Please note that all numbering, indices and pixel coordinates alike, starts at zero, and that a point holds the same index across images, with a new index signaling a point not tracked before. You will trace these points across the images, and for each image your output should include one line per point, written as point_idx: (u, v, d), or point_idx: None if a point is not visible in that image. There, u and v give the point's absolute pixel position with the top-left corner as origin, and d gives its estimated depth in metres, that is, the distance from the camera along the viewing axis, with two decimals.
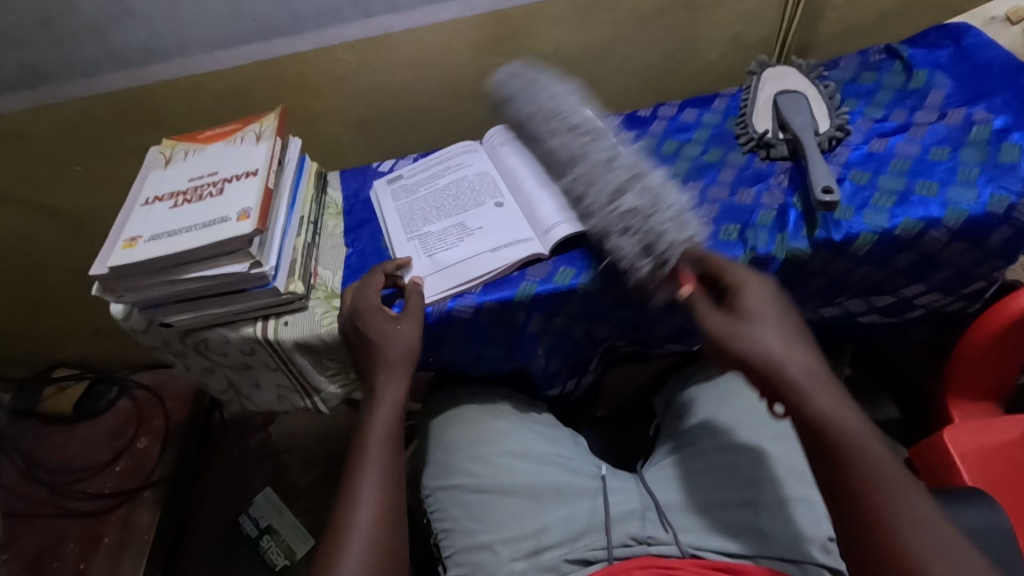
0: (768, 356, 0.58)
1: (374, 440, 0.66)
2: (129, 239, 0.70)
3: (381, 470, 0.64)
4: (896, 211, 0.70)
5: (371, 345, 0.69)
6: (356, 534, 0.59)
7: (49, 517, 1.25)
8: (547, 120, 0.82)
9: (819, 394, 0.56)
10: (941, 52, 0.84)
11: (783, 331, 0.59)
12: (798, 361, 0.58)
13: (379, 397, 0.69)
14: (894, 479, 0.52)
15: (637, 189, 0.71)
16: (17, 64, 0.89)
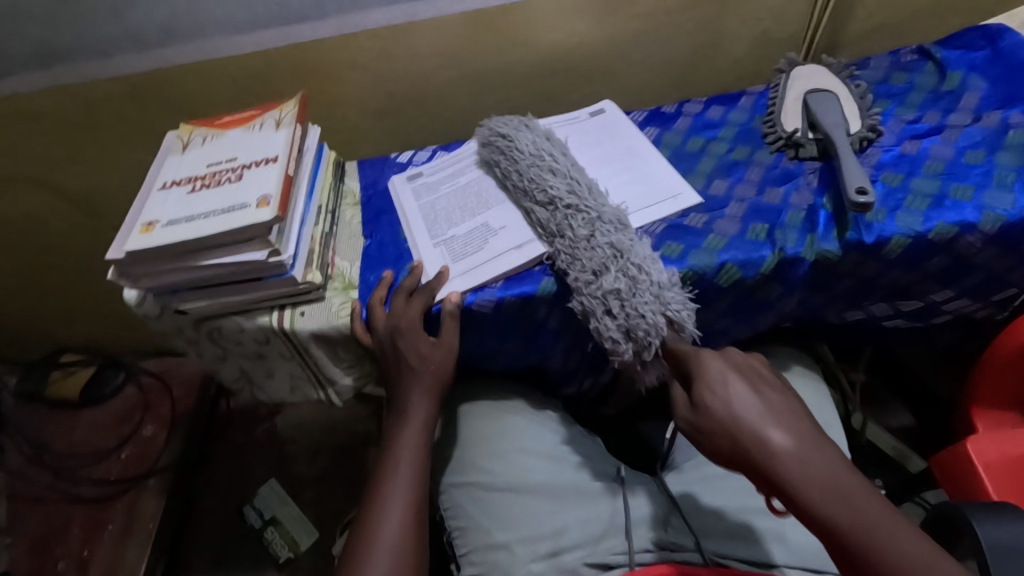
0: (754, 443, 0.50)
1: (402, 455, 0.67)
2: (146, 224, 0.69)
3: (409, 486, 0.65)
4: (930, 214, 0.68)
5: (403, 361, 0.71)
6: (379, 551, 0.59)
7: (54, 501, 1.24)
8: (530, 168, 0.76)
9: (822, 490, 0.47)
10: (976, 53, 0.83)
11: (764, 411, 0.51)
12: (782, 437, 0.50)
13: (408, 413, 0.70)
14: (917, 559, 0.44)
15: (619, 270, 0.66)
16: (34, 42, 0.88)
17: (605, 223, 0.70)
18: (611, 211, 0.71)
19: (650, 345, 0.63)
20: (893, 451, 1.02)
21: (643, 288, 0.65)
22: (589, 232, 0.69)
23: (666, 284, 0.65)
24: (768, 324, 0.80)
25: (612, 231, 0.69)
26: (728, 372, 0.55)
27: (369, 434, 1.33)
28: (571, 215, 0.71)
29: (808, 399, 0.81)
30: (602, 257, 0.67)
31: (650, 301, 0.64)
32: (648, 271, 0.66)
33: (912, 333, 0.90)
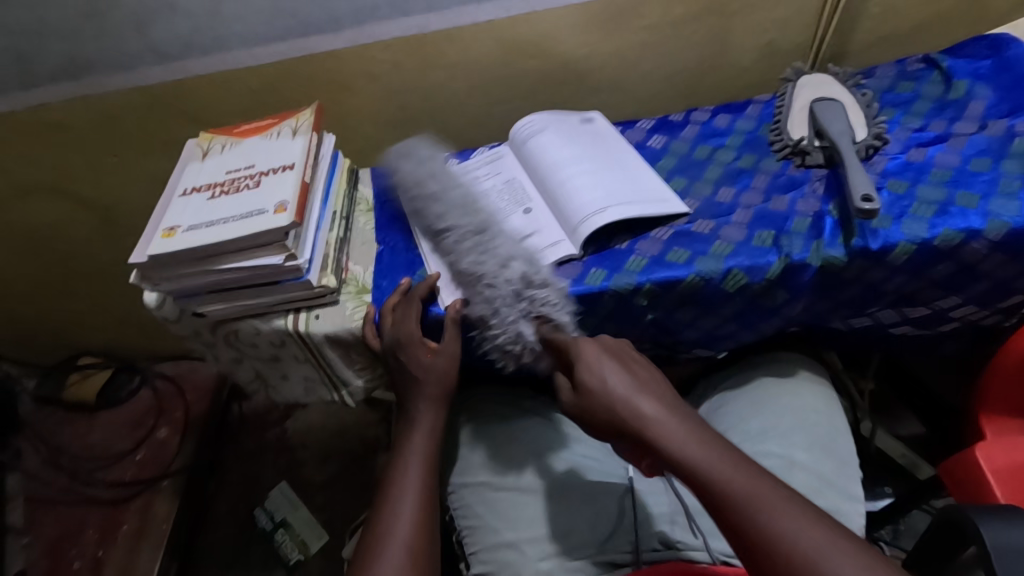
0: (616, 400, 0.58)
1: (410, 461, 0.68)
2: (167, 229, 0.71)
3: (417, 492, 0.66)
4: (936, 221, 0.69)
5: (410, 375, 0.72)
6: (391, 551, 0.60)
7: (70, 503, 1.26)
8: (415, 200, 0.80)
9: (669, 435, 0.54)
10: (981, 62, 0.84)
11: (633, 383, 0.59)
12: (643, 404, 0.57)
13: (415, 422, 0.72)
14: (747, 498, 0.49)
15: (484, 281, 0.70)
16: (61, 55, 0.91)
17: (464, 236, 0.74)
18: (473, 219, 0.75)
19: (524, 348, 0.68)
20: (902, 458, 1.03)
21: (499, 297, 0.69)
22: (460, 254, 0.73)
23: (521, 283, 0.69)
24: (774, 329, 0.81)
25: (467, 240, 0.74)
26: (603, 355, 0.61)
27: (379, 439, 1.34)
28: (447, 236, 0.76)
29: (815, 402, 0.82)
30: (467, 274, 0.71)
31: (507, 297, 0.68)
32: (499, 276, 0.69)
33: (919, 341, 0.90)
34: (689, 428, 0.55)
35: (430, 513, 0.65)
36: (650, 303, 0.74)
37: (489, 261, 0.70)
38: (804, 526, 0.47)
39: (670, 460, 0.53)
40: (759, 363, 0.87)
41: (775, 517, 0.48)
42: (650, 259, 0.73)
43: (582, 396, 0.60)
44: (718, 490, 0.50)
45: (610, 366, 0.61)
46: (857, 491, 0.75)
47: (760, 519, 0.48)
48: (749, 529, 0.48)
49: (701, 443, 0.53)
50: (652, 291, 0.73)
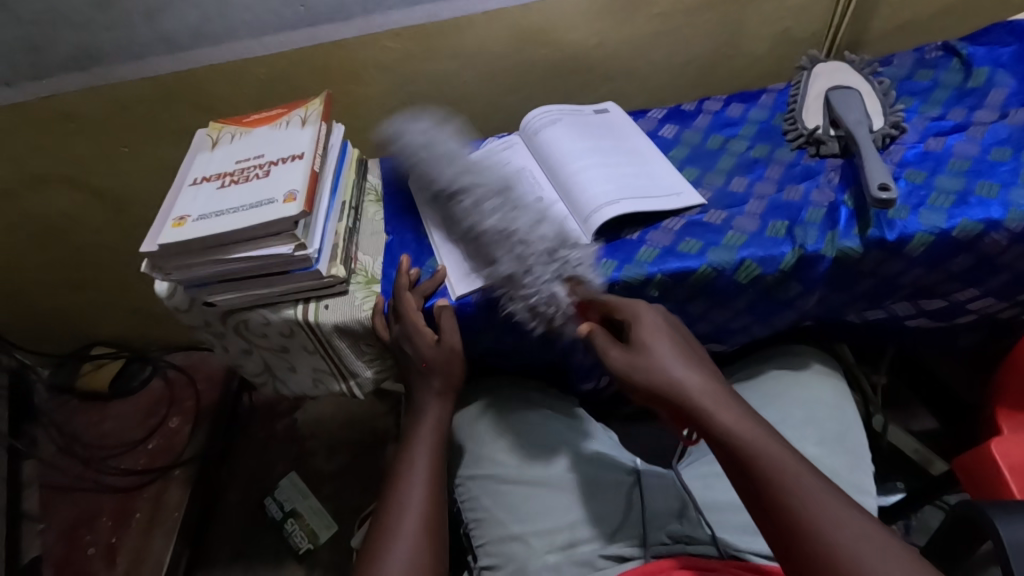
0: (670, 369, 0.57)
1: (415, 452, 0.69)
2: (178, 218, 0.71)
3: (425, 481, 0.66)
4: (954, 211, 0.68)
5: (411, 366, 0.73)
6: (399, 538, 0.60)
7: (84, 490, 1.28)
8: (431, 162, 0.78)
9: (722, 412, 0.55)
10: (1003, 50, 0.82)
11: (683, 354, 0.59)
12: (698, 376, 0.57)
13: (421, 414, 0.72)
14: (790, 474, 0.51)
15: (523, 237, 0.68)
16: (73, 45, 0.91)
17: (488, 197, 0.72)
18: (493, 180, 0.74)
19: (557, 311, 0.67)
20: (915, 454, 1.02)
21: (531, 257, 0.66)
22: (494, 212, 0.70)
23: (554, 242, 0.68)
24: (787, 322, 0.80)
25: (491, 199, 0.72)
26: (659, 326, 0.62)
27: (387, 430, 1.35)
28: (463, 196, 0.74)
29: (826, 394, 0.81)
30: (495, 235, 0.69)
31: (541, 255, 0.67)
32: (531, 236, 0.68)
33: (935, 334, 0.89)
34: (736, 405, 0.56)
35: (438, 502, 0.65)
36: (661, 293, 0.74)
37: (523, 220, 0.69)
38: (850, 525, 0.48)
39: (719, 434, 0.54)
40: (771, 356, 0.87)
41: (824, 510, 0.49)
42: (661, 249, 0.73)
43: (630, 360, 0.59)
44: (767, 475, 0.51)
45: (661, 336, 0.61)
46: (870, 487, 0.74)
47: (808, 507, 0.49)
48: (796, 523, 0.49)
49: (755, 429, 0.54)
50: (663, 282, 0.72)
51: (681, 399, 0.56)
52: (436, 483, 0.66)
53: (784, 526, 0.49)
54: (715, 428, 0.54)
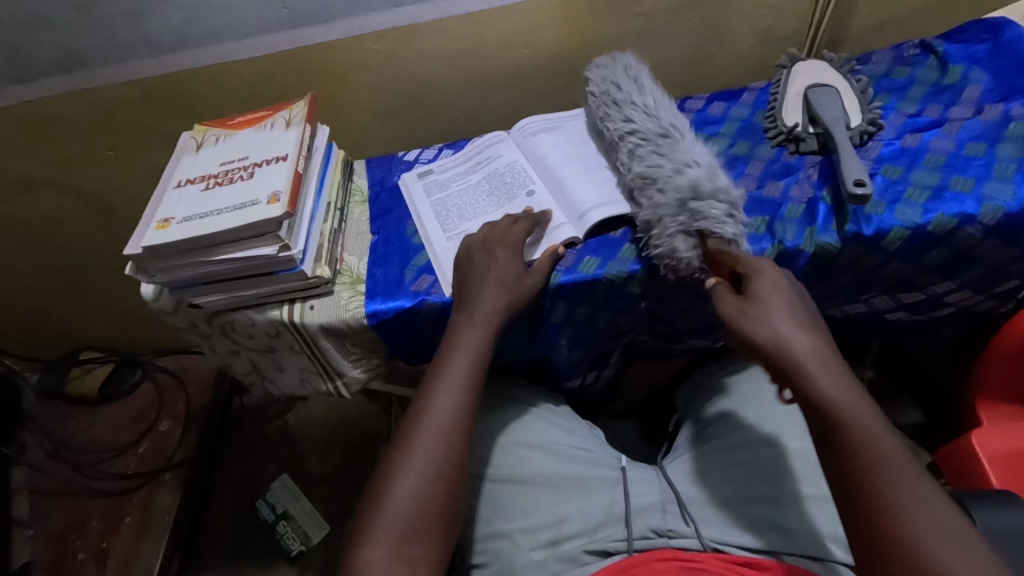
0: (778, 331, 0.56)
1: (452, 367, 0.66)
2: (162, 220, 0.72)
3: (449, 412, 0.63)
4: (929, 206, 0.69)
5: (462, 269, 0.72)
6: (414, 464, 0.60)
7: (73, 496, 1.28)
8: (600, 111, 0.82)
9: (828, 380, 0.54)
10: (978, 46, 0.83)
11: (794, 316, 0.58)
12: (809, 344, 0.56)
13: (467, 324, 0.69)
14: (889, 467, 0.50)
15: (672, 186, 0.70)
16: (55, 49, 0.91)
17: (652, 142, 0.75)
18: (651, 126, 0.76)
19: (683, 257, 0.68)
20: None
21: (664, 206, 0.69)
22: (648, 155, 0.74)
23: (689, 193, 0.69)
24: None
25: (659, 138, 0.75)
26: (769, 292, 0.59)
27: (379, 430, 1.35)
28: (631, 137, 0.77)
29: None
30: (646, 172, 0.72)
31: (672, 208, 0.69)
32: (687, 182, 0.70)
33: (915, 327, 0.90)
34: (844, 381, 0.54)
35: (458, 434, 0.62)
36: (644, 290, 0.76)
37: (664, 166, 0.71)
38: (930, 513, 0.48)
39: (815, 396, 0.53)
40: None
41: (903, 496, 0.48)
42: None
43: (741, 309, 0.59)
44: (859, 449, 0.51)
45: (781, 294, 0.59)
46: None
47: (894, 490, 0.49)
48: (872, 499, 0.49)
49: (857, 396, 0.53)
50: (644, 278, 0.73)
51: (780, 358, 0.56)
52: (460, 415, 0.63)
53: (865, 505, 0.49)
54: (808, 394, 0.54)
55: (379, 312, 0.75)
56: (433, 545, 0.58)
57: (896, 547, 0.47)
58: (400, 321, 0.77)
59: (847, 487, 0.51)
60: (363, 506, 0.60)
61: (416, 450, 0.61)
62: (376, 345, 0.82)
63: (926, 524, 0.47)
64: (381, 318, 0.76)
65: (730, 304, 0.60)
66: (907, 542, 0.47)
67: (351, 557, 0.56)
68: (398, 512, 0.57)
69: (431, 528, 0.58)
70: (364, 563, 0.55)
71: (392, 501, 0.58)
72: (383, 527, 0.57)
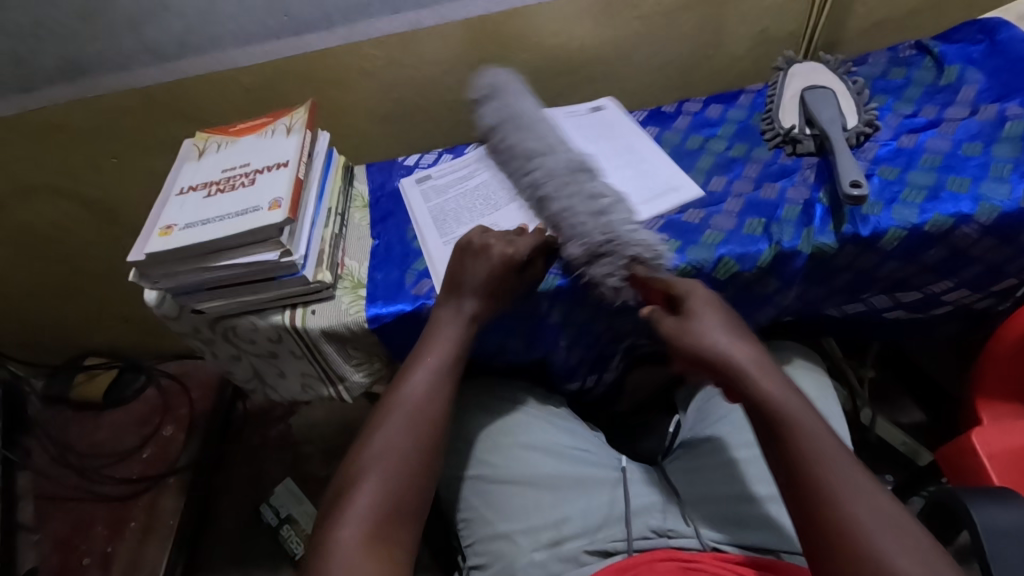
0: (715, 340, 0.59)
1: (415, 378, 0.66)
2: (165, 227, 0.73)
3: (422, 398, 0.65)
4: (926, 206, 0.69)
5: (450, 270, 0.71)
6: (370, 478, 0.59)
7: (78, 500, 1.28)
8: (504, 157, 0.83)
9: (766, 384, 0.56)
10: (974, 47, 0.83)
11: (730, 326, 0.61)
12: (747, 351, 0.59)
13: (435, 336, 0.69)
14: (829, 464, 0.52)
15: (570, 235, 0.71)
16: (59, 57, 0.92)
17: (552, 177, 0.76)
18: (555, 163, 0.77)
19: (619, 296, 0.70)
20: (903, 445, 1.01)
21: (581, 255, 0.70)
22: (558, 201, 0.73)
23: (590, 245, 0.69)
24: (769, 318, 0.82)
25: (560, 177, 0.75)
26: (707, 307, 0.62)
27: None
28: (535, 173, 0.77)
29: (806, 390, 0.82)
30: (553, 219, 0.74)
31: (588, 259, 0.70)
32: (579, 229, 0.70)
33: (914, 326, 0.90)
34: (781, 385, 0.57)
35: (435, 425, 0.64)
36: None
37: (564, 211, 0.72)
38: (873, 503, 0.50)
39: (758, 401, 0.56)
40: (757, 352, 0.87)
41: (843, 488, 0.50)
42: None
43: (684, 325, 0.62)
44: (798, 452, 0.53)
45: (714, 309, 0.63)
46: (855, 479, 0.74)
47: (835, 485, 0.50)
48: (816, 497, 0.50)
49: (795, 401, 0.56)
50: (642, 280, 0.74)
51: (722, 368, 0.58)
52: (436, 403, 0.66)
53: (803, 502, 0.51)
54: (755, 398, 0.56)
55: (380, 317, 0.76)
56: (408, 530, 0.59)
57: (836, 543, 0.49)
58: (401, 324, 0.77)
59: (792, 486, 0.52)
60: (331, 495, 0.60)
61: (372, 467, 0.60)
62: (378, 349, 0.82)
63: (869, 517, 0.49)
64: (382, 322, 0.76)
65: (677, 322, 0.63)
66: (853, 532, 0.48)
67: (322, 536, 0.56)
68: (353, 519, 0.56)
69: (408, 513, 0.59)
70: (337, 541, 0.55)
71: (366, 486, 0.59)
72: (358, 510, 0.57)
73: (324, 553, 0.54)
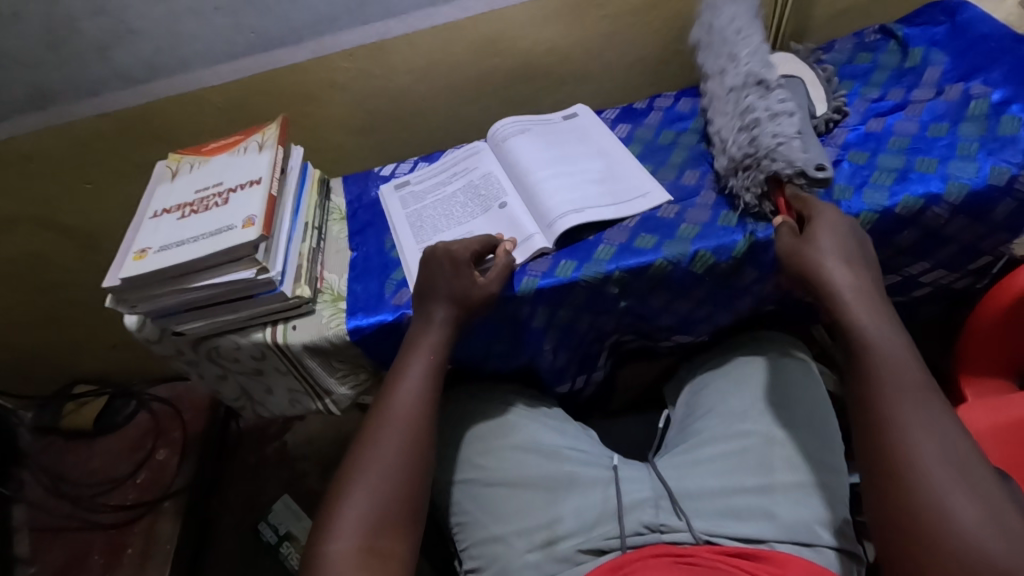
0: (821, 265, 0.62)
1: (402, 389, 0.66)
2: (139, 251, 0.72)
3: (412, 406, 0.66)
4: (896, 188, 0.70)
5: (419, 281, 0.71)
6: (358, 489, 0.60)
7: (73, 530, 1.27)
8: (716, 68, 0.87)
9: (864, 311, 0.59)
10: (937, 29, 0.84)
11: (842, 252, 0.63)
12: (848, 276, 0.61)
13: (414, 345, 0.69)
14: (900, 397, 0.54)
15: (772, 124, 0.75)
16: (28, 86, 0.92)
17: (773, 90, 0.80)
18: (762, 74, 0.82)
19: (758, 188, 0.72)
20: None
21: (755, 143, 0.74)
22: (744, 114, 0.79)
23: (748, 149, 0.74)
24: (751, 307, 0.82)
25: (734, 102, 0.81)
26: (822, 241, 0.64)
27: None
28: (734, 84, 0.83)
29: (799, 375, 0.79)
30: (729, 123, 0.80)
31: (756, 159, 0.73)
32: (783, 127, 0.75)
33: (896, 309, 0.90)
34: (882, 317, 0.59)
35: (421, 433, 0.64)
36: (622, 290, 0.76)
37: (759, 110, 0.78)
38: (946, 439, 0.51)
39: (845, 319, 0.60)
40: (745, 344, 0.85)
41: (917, 429, 0.52)
42: (618, 247, 0.75)
43: (800, 245, 0.65)
44: (876, 379, 0.56)
45: (835, 233, 0.64)
46: (843, 464, 0.71)
47: (907, 420, 0.53)
48: (880, 419, 0.54)
49: (889, 328, 0.58)
50: (623, 278, 0.74)
51: (825, 288, 0.61)
52: (420, 408, 0.66)
53: (884, 431, 0.54)
54: (851, 321, 0.59)
55: (363, 328, 0.76)
56: (401, 542, 0.58)
57: (899, 476, 0.51)
58: (382, 335, 0.77)
59: (870, 419, 0.55)
60: (321, 510, 0.60)
61: (362, 476, 0.60)
62: (362, 359, 0.82)
63: (938, 456, 0.51)
64: (365, 334, 0.76)
65: (792, 241, 0.66)
66: (906, 459, 0.51)
67: (313, 549, 0.57)
68: (348, 526, 0.57)
69: (397, 522, 0.59)
70: (326, 554, 0.55)
71: (353, 497, 0.59)
72: (348, 521, 0.57)
73: (318, 564, 0.55)
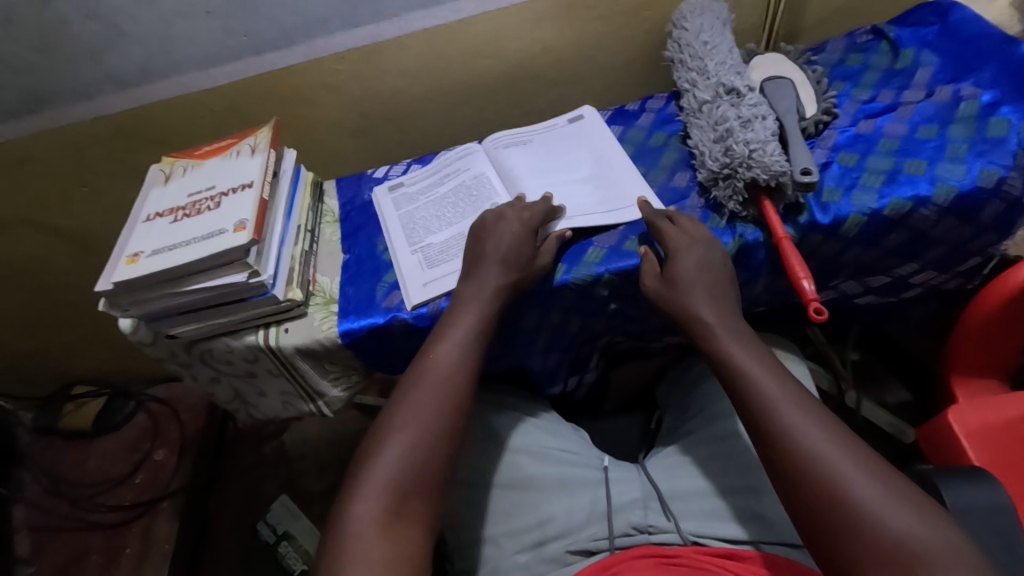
0: (692, 311, 0.66)
1: (441, 350, 0.65)
2: (132, 255, 0.73)
3: (450, 367, 0.64)
4: (884, 190, 0.70)
5: (473, 243, 0.73)
6: (390, 447, 0.58)
7: (71, 530, 1.27)
8: (686, 74, 0.87)
9: (737, 350, 0.62)
10: (928, 29, 0.84)
11: (705, 289, 0.67)
12: (712, 315, 0.65)
13: (461, 307, 0.69)
14: (794, 424, 0.55)
15: (742, 133, 0.75)
16: (21, 91, 0.92)
17: (747, 95, 0.80)
18: (724, 79, 0.82)
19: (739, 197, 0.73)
20: (888, 425, 1.02)
21: (727, 154, 0.74)
22: (717, 120, 0.78)
23: (723, 158, 0.74)
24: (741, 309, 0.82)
25: (706, 110, 0.81)
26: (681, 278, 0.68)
27: None
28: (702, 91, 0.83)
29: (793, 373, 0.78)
30: (704, 129, 0.80)
31: (731, 169, 0.73)
32: (754, 134, 0.74)
33: (888, 309, 0.91)
34: (748, 349, 0.62)
35: (459, 394, 0.62)
36: (612, 292, 0.77)
37: (730, 117, 0.77)
38: (844, 456, 0.52)
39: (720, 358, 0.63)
40: None
41: (816, 444, 0.53)
42: (608, 249, 0.75)
43: (667, 289, 0.69)
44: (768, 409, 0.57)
45: (697, 271, 0.68)
46: None
47: (801, 442, 0.54)
48: (780, 444, 0.55)
49: (754, 357, 0.61)
50: (612, 281, 0.75)
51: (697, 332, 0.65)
52: (461, 375, 0.64)
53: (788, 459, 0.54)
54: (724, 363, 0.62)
55: (354, 331, 0.76)
56: (426, 506, 0.56)
57: (817, 504, 0.51)
58: (373, 337, 0.78)
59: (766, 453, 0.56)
60: (352, 467, 0.58)
61: (397, 434, 0.58)
62: (354, 362, 0.82)
63: (845, 471, 0.51)
64: (357, 336, 0.77)
65: (658, 283, 0.70)
66: (823, 478, 0.51)
67: (340, 506, 0.55)
68: (374, 487, 0.55)
69: (427, 484, 0.57)
70: (353, 513, 0.53)
71: (385, 454, 0.57)
72: (376, 479, 0.55)
73: (342, 524, 0.53)
